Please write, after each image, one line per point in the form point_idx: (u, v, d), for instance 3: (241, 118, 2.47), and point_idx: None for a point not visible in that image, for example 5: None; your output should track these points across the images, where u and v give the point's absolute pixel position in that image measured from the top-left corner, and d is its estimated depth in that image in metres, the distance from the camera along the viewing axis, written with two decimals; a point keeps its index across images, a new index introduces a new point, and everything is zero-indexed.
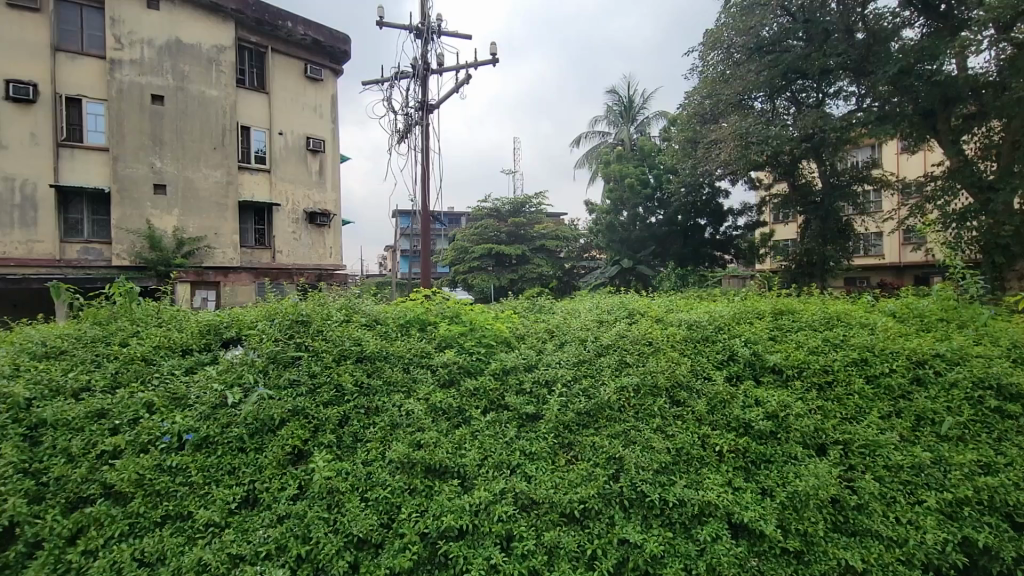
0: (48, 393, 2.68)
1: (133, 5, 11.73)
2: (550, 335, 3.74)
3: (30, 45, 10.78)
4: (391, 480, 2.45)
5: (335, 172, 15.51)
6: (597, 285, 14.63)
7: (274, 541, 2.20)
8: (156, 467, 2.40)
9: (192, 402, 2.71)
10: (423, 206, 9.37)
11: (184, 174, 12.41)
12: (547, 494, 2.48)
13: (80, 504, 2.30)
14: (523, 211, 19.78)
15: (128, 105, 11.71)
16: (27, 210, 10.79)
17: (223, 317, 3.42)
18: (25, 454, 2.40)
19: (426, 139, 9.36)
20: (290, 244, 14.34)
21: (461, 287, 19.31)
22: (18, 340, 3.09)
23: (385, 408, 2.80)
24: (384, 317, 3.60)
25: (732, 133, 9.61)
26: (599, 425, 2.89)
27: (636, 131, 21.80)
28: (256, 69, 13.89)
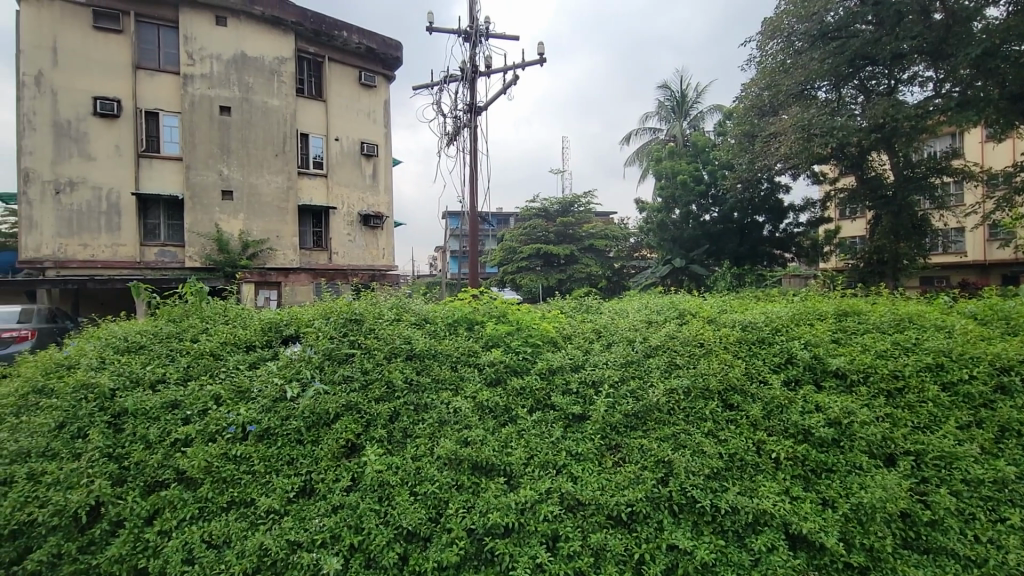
0: (129, 383, 2.92)
1: (203, 22, 12.56)
2: (598, 335, 3.70)
3: (115, 64, 11.87)
4: (439, 476, 2.49)
5: (387, 175, 15.96)
6: (648, 285, 14.35)
7: (329, 530, 2.30)
8: (222, 455, 2.56)
9: (255, 396, 2.87)
10: (473, 207, 9.50)
11: (249, 181, 13.16)
12: (593, 495, 2.46)
13: (157, 487, 2.49)
14: (572, 211, 19.67)
15: (200, 117, 12.55)
16: (112, 216, 11.89)
17: (283, 315, 3.59)
18: (110, 440, 2.63)
19: (475, 142, 9.51)
20: (345, 245, 14.90)
21: (509, 287, 19.42)
22: (104, 335, 3.37)
23: (433, 405, 2.86)
24: (433, 317, 3.67)
25: (793, 126, 9.16)
26: (647, 427, 2.83)
27: (689, 126, 21.21)
28: (314, 78, 14.54)
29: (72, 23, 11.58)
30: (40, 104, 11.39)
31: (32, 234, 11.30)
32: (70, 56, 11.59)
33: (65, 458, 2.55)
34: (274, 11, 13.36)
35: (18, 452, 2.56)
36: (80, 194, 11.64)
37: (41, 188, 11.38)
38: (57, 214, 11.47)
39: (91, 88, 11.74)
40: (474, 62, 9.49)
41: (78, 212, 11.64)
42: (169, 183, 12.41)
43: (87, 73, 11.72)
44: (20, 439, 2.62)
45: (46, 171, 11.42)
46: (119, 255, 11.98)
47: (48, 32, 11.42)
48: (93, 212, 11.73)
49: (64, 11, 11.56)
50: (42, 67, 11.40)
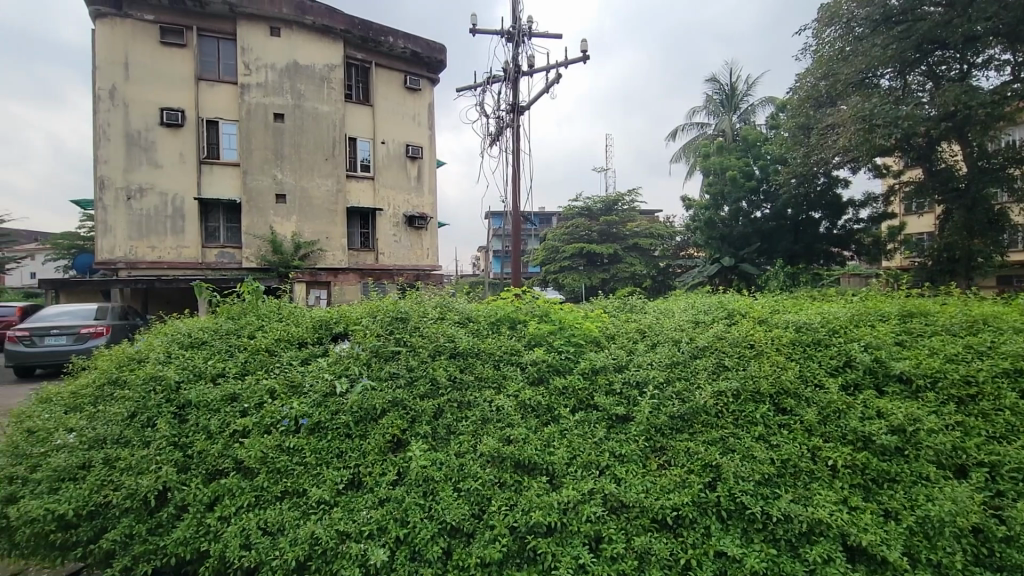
0: (192, 376, 3.08)
1: (259, 34, 13.20)
2: (642, 335, 3.64)
3: (180, 77, 12.68)
4: (481, 473, 2.52)
5: (431, 177, 16.28)
6: (694, 285, 14.00)
7: (376, 522, 2.36)
8: (277, 447, 2.68)
9: (307, 390, 2.98)
10: (515, 207, 9.55)
11: (301, 185, 13.71)
12: (638, 498, 2.42)
13: (217, 476, 2.63)
14: (615, 209, 19.43)
15: (256, 125, 13.19)
16: (177, 220, 12.74)
17: (332, 314, 3.71)
18: (175, 429, 2.79)
19: (517, 141, 9.56)
20: (391, 246, 15.32)
21: (551, 287, 19.36)
22: (170, 332, 3.58)
23: (476, 404, 2.88)
24: (476, 316, 3.70)
25: (852, 116, 8.68)
26: (694, 430, 2.76)
27: (739, 120, 20.55)
28: (362, 83, 15.03)
29: (142, 39, 12.42)
30: (114, 115, 12.28)
31: (107, 237, 12.22)
32: (140, 71, 12.43)
33: (136, 445, 2.73)
34: (324, 20, 13.86)
35: (96, 439, 2.77)
36: (148, 199, 12.49)
37: (115, 194, 12.28)
38: (129, 218, 12.35)
39: (158, 100, 12.58)
40: (516, 62, 9.52)
41: (147, 216, 12.50)
42: (228, 188, 13.16)
43: (155, 86, 12.55)
44: (98, 427, 2.83)
45: (119, 179, 12.30)
46: (183, 256, 12.84)
47: (120, 49, 12.28)
48: (161, 216, 12.58)
49: (134, 29, 12.40)
50: (115, 82, 12.27)
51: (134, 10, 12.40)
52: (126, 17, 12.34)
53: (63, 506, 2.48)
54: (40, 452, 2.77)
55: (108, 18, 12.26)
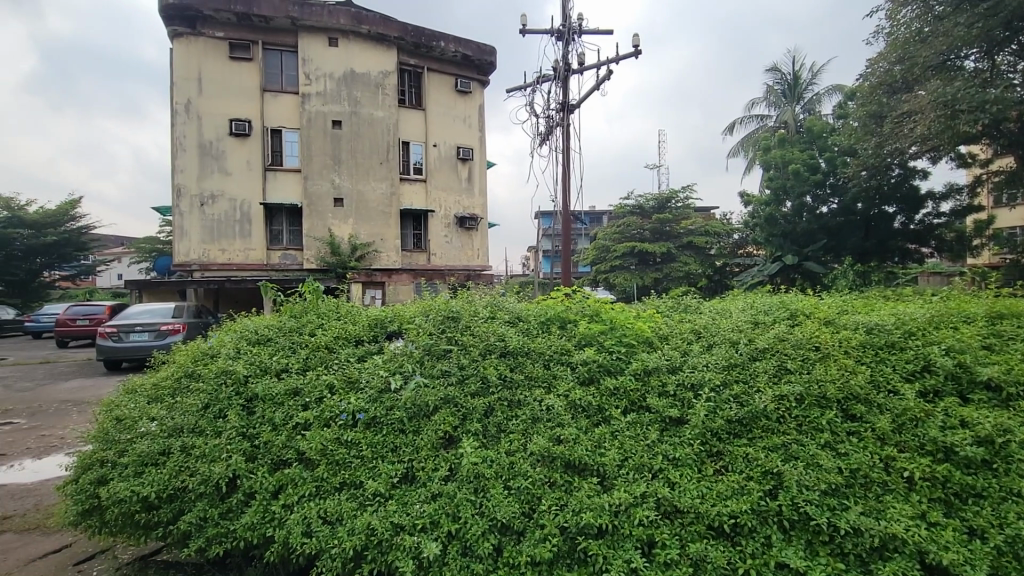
0: (259, 371, 3.26)
1: (318, 45, 14.15)
2: (698, 336, 3.52)
3: (247, 89, 13.78)
4: (532, 472, 2.52)
5: (482, 179, 16.74)
6: (753, 284, 13.44)
7: (429, 516, 2.42)
8: (336, 440, 2.78)
9: (363, 386, 3.09)
10: (566, 205, 9.50)
11: (358, 188, 14.55)
12: (692, 503, 2.35)
13: (281, 465, 2.77)
14: (669, 206, 18.92)
15: (315, 131, 14.18)
16: (244, 224, 13.86)
17: (387, 313, 3.82)
18: (244, 421, 2.97)
19: (567, 140, 9.53)
20: (442, 246, 15.97)
21: (602, 287, 19.12)
22: (239, 329, 3.80)
23: (526, 402, 2.89)
24: (526, 315, 3.71)
25: (931, 102, 8.08)
26: (753, 435, 2.65)
27: (803, 110, 19.55)
28: (415, 88, 15.81)
29: (213, 55, 13.54)
30: (189, 128, 13.44)
31: (183, 241, 13.46)
32: (212, 85, 13.54)
33: (209, 434, 2.92)
34: (380, 29, 14.62)
35: (175, 428, 2.98)
36: (219, 205, 13.66)
37: (190, 202, 13.46)
38: (202, 223, 13.55)
39: (227, 111, 13.67)
40: (566, 60, 9.49)
41: (218, 221, 13.65)
42: (290, 194, 14.25)
43: (225, 98, 13.64)
44: (175, 416, 3.04)
45: (193, 187, 13.48)
46: (250, 259, 13.96)
47: (194, 65, 13.39)
48: (230, 221, 13.74)
49: (207, 45, 13.51)
50: (190, 96, 13.38)
51: (207, 28, 13.56)
52: (200, 35, 13.48)
53: (147, 489, 2.70)
54: (127, 438, 3.02)
55: (184, 37, 13.42)
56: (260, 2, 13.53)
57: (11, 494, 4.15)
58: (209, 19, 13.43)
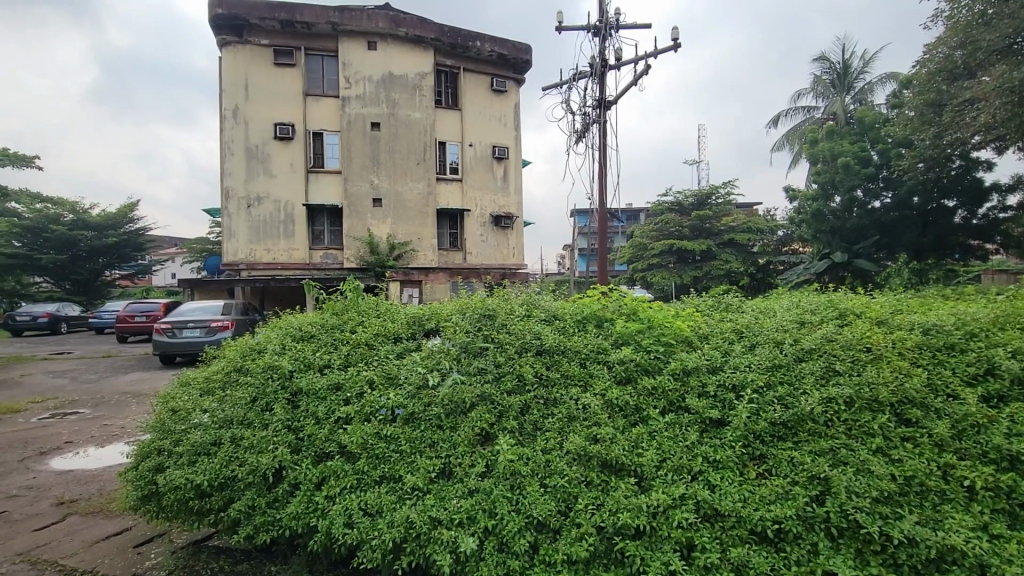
0: (303, 367, 3.37)
1: (358, 49, 14.71)
2: (739, 336, 3.42)
3: (291, 94, 14.47)
4: (569, 470, 2.51)
5: (517, 178, 16.93)
6: (799, 283, 12.96)
7: (466, 511, 2.44)
8: (376, 434, 2.85)
9: (402, 382, 3.14)
10: (601, 203, 9.43)
11: (395, 188, 15.08)
12: (734, 507, 2.29)
13: (325, 458, 2.86)
14: (709, 203, 18.35)
15: (355, 134, 14.75)
16: (288, 225, 14.57)
17: (425, 310, 3.87)
18: (289, 414, 3.08)
19: (604, 137, 9.44)
20: (478, 245, 16.30)
21: (639, 285, 18.83)
22: (284, 326, 3.94)
23: (563, 401, 2.88)
24: (563, 313, 3.70)
25: (995, 89, 7.61)
26: (799, 439, 2.56)
27: (853, 101, 18.71)
28: (451, 89, 16.19)
29: (259, 62, 14.25)
30: (237, 132, 14.20)
31: (231, 241, 14.24)
32: (258, 91, 14.26)
33: (257, 426, 3.04)
34: (417, 31, 15.05)
35: (225, 420, 3.12)
36: (265, 206, 14.39)
37: (238, 203, 14.25)
38: (249, 224, 14.29)
39: (272, 115, 14.39)
40: (603, 55, 9.39)
41: (262, 221, 14.39)
42: (331, 195, 14.89)
43: (269, 103, 14.36)
44: (226, 409, 3.18)
45: (241, 189, 14.25)
46: (294, 258, 14.64)
47: (241, 72, 14.15)
48: (275, 222, 14.45)
49: (252, 53, 14.23)
50: (238, 103, 14.17)
51: (254, 37, 14.26)
52: (246, 44, 14.20)
53: (200, 477, 2.84)
54: (182, 429, 3.18)
55: (232, 46, 14.17)
56: (303, 10, 14.20)
57: (77, 479, 4.44)
58: (256, 27, 14.17)
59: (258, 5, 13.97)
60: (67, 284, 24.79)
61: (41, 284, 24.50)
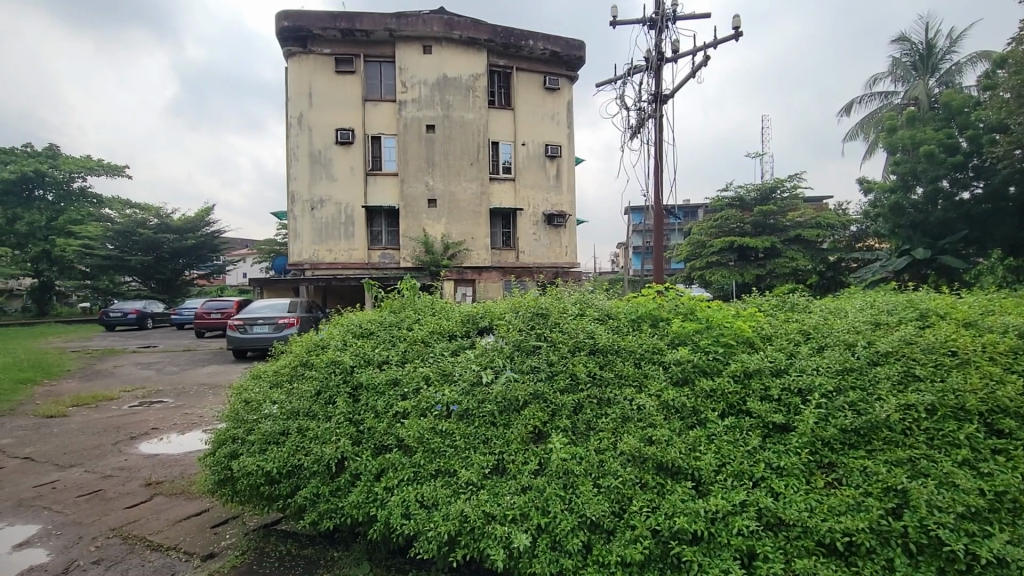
0: (362, 363, 3.50)
1: (414, 54, 15.11)
2: (806, 338, 3.25)
3: (351, 100, 15.07)
4: (623, 472, 2.47)
5: (570, 175, 16.86)
6: (874, 282, 12.13)
7: (519, 508, 2.45)
8: (432, 429, 2.91)
9: (457, 378, 3.20)
10: (657, 200, 9.20)
11: (449, 188, 15.39)
12: (800, 516, 2.18)
13: (383, 450, 2.96)
14: (773, 197, 17.53)
15: (411, 136, 15.18)
16: (348, 226, 15.19)
17: (478, 309, 3.92)
18: (351, 407, 3.21)
19: (660, 132, 9.21)
20: (530, 244, 16.38)
21: (697, 284, 18.23)
22: (345, 323, 4.11)
23: (616, 401, 2.84)
24: (616, 312, 3.64)
25: None
26: (873, 447, 2.40)
27: (938, 84, 17.27)
28: (504, 89, 16.32)
29: (322, 70, 14.93)
30: (302, 138, 14.95)
31: (297, 242, 15.03)
32: (320, 98, 14.95)
33: (320, 418, 3.20)
34: (470, 33, 15.29)
35: (292, 411, 3.29)
36: (327, 208, 15.07)
37: (303, 206, 15.02)
38: (313, 225, 15.03)
39: (333, 121, 15.06)
40: (660, 48, 9.16)
41: (325, 223, 15.08)
42: (388, 196, 15.40)
43: (331, 110, 15.04)
44: (293, 401, 3.36)
45: (305, 193, 15.01)
46: (354, 258, 15.26)
47: (306, 81, 14.88)
48: (337, 223, 15.11)
49: (316, 62, 14.94)
50: (302, 110, 14.92)
51: (318, 46, 14.96)
52: (310, 53, 14.92)
53: (270, 464, 3.01)
54: (254, 419, 3.38)
55: (297, 56, 14.93)
56: (362, 18, 14.76)
57: (161, 463, 4.83)
58: (319, 37, 14.87)
59: (322, 16, 14.67)
60: (152, 284, 27.03)
61: (130, 283, 26.87)
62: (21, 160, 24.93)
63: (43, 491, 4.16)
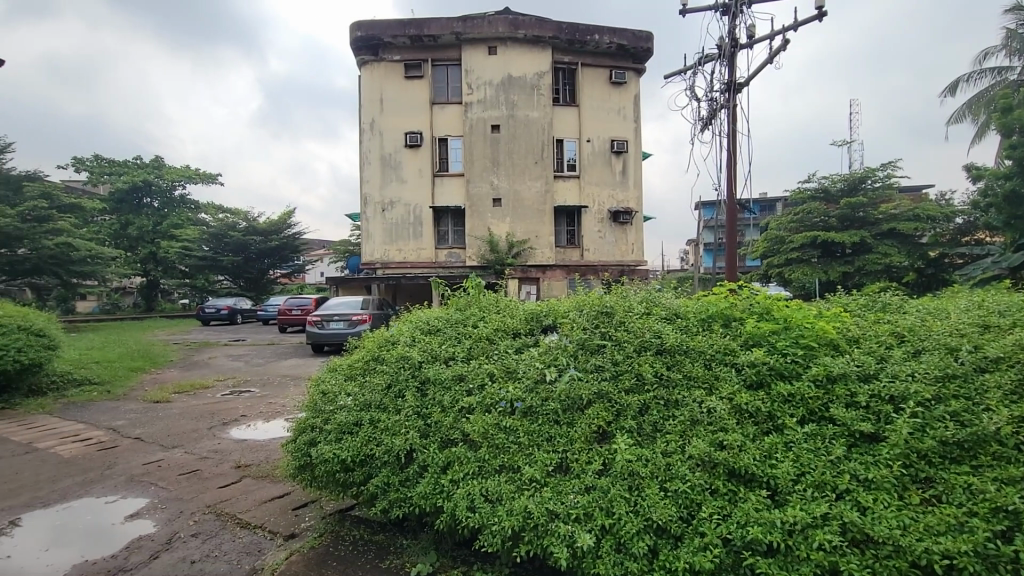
0: (429, 358, 3.61)
1: (480, 55, 15.36)
2: (899, 341, 2.99)
3: (419, 104, 15.57)
4: (691, 477, 2.39)
5: (637, 171, 16.46)
6: (984, 280, 10.94)
7: (583, 508, 2.43)
8: (496, 425, 2.95)
9: (521, 375, 3.22)
10: (731, 194, 8.78)
11: (514, 188, 15.52)
12: (891, 534, 2.01)
13: (449, 444, 3.03)
14: (863, 188, 16.23)
15: (477, 137, 15.45)
16: (416, 226, 15.71)
17: (542, 307, 3.92)
18: (418, 401, 3.32)
19: (733, 123, 8.81)
20: (596, 242, 16.19)
21: (775, 282, 17.23)
22: (414, 320, 4.26)
23: (685, 403, 2.74)
24: (685, 311, 3.50)
25: None
26: (980, 464, 2.17)
27: None
28: (569, 86, 16.23)
29: (392, 77, 15.53)
30: (373, 142, 15.62)
31: (369, 243, 15.75)
32: (391, 103, 15.56)
33: (391, 411, 3.33)
34: (535, 31, 15.31)
35: (365, 403, 3.46)
36: (397, 209, 15.66)
37: (374, 208, 15.71)
38: (383, 226, 15.69)
39: (403, 125, 15.62)
40: (734, 34, 8.74)
41: (395, 224, 15.68)
42: (454, 197, 15.78)
43: (401, 114, 15.60)
44: (366, 394, 3.52)
45: (377, 195, 15.68)
46: (422, 257, 15.78)
47: (378, 87, 15.54)
48: (406, 224, 15.68)
49: (387, 69, 15.55)
50: (374, 115, 15.59)
51: (388, 54, 15.57)
52: (381, 61, 15.56)
53: (345, 453, 3.18)
54: (330, 409, 3.57)
55: (369, 64, 15.62)
56: (430, 23, 15.19)
57: (250, 447, 5.23)
58: (389, 45, 15.47)
59: (392, 24, 15.24)
60: (241, 282, 29.35)
61: (223, 282, 29.31)
62: (133, 171, 27.87)
63: (151, 469, 4.64)
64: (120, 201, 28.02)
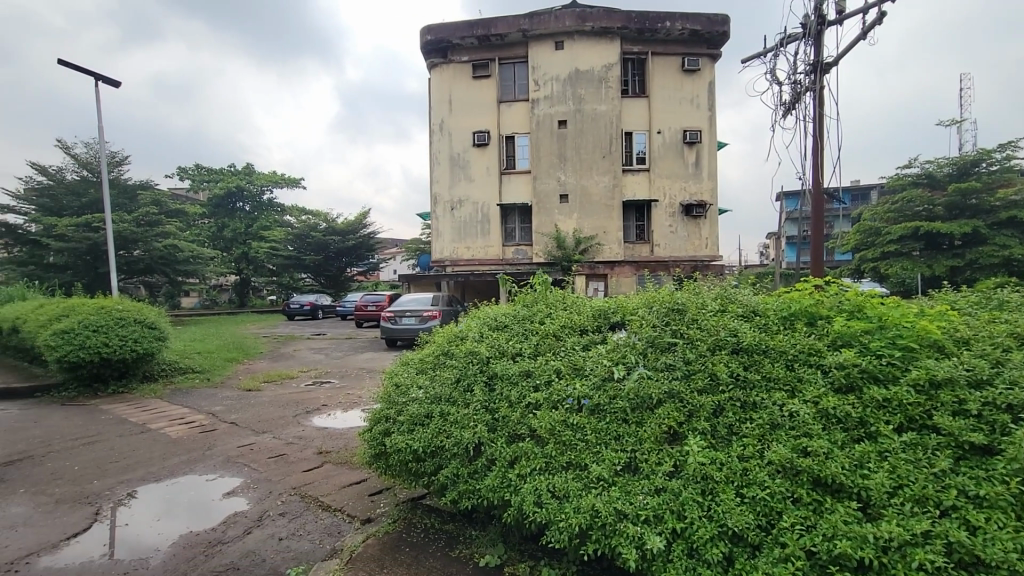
0: (497, 354, 3.65)
1: (546, 51, 15.32)
2: (1018, 345, 2.66)
3: (487, 103, 15.79)
4: (772, 483, 2.25)
5: (712, 161, 15.74)
6: None
7: (653, 509, 2.37)
8: (564, 422, 2.93)
9: (588, 373, 3.18)
10: (817, 183, 8.16)
11: (581, 183, 15.37)
12: (1007, 558, 1.80)
13: (516, 439, 3.06)
14: (975, 172, 14.56)
15: (543, 133, 15.44)
16: (484, 224, 15.97)
17: (610, 304, 3.84)
18: (487, 395, 3.37)
19: (820, 106, 8.18)
20: (666, 237, 15.69)
21: (868, 277, 15.88)
22: (482, 316, 4.32)
23: (764, 405, 2.60)
24: (765, 309, 3.31)
25: None
26: None
27: None
28: (638, 77, 15.80)
29: (460, 78, 15.85)
30: (442, 143, 16.03)
31: (439, 240, 16.20)
32: (459, 103, 15.89)
33: (459, 404, 3.41)
34: (603, 23, 15.03)
35: (435, 396, 3.56)
36: (465, 208, 15.99)
37: (443, 206, 16.13)
38: (452, 224, 16.08)
39: (471, 125, 15.90)
40: (821, 11, 8.11)
41: (464, 222, 16.03)
42: (521, 194, 15.88)
43: (469, 114, 15.89)
44: (436, 387, 3.63)
45: (446, 194, 16.08)
46: (490, 254, 16.03)
47: (446, 89, 15.92)
48: (474, 222, 15.98)
49: (455, 70, 15.89)
50: (443, 116, 15.99)
51: (456, 55, 15.90)
52: (449, 62, 15.92)
53: (417, 443, 3.30)
54: (403, 401, 3.71)
55: (439, 67, 16.03)
56: (497, 23, 15.34)
57: (330, 435, 5.56)
58: (457, 46, 15.80)
59: (460, 26, 15.54)
60: (322, 280, 31.22)
61: (306, 280, 31.33)
62: (227, 178, 30.40)
63: (244, 451, 5.06)
64: (217, 206, 30.68)
